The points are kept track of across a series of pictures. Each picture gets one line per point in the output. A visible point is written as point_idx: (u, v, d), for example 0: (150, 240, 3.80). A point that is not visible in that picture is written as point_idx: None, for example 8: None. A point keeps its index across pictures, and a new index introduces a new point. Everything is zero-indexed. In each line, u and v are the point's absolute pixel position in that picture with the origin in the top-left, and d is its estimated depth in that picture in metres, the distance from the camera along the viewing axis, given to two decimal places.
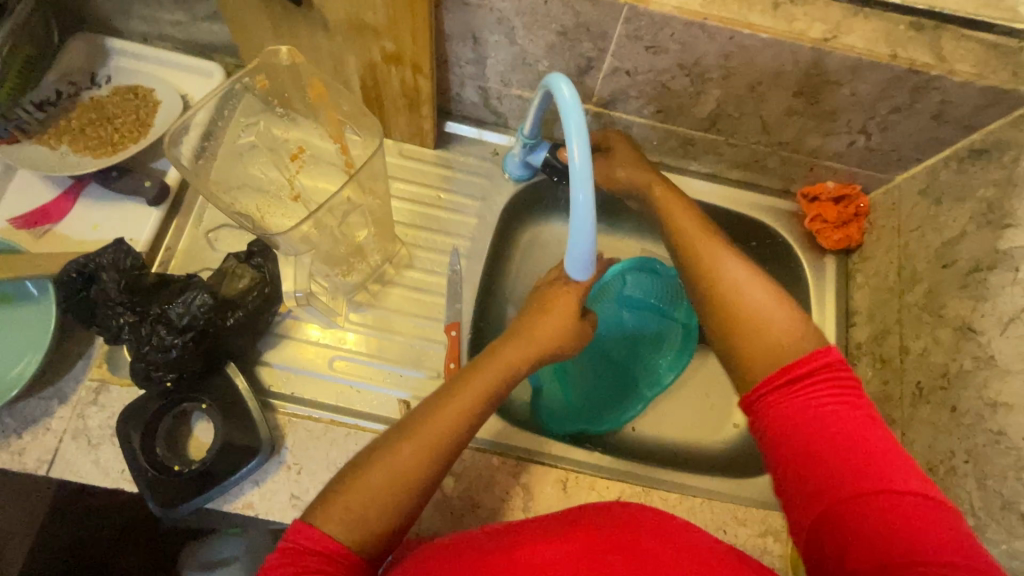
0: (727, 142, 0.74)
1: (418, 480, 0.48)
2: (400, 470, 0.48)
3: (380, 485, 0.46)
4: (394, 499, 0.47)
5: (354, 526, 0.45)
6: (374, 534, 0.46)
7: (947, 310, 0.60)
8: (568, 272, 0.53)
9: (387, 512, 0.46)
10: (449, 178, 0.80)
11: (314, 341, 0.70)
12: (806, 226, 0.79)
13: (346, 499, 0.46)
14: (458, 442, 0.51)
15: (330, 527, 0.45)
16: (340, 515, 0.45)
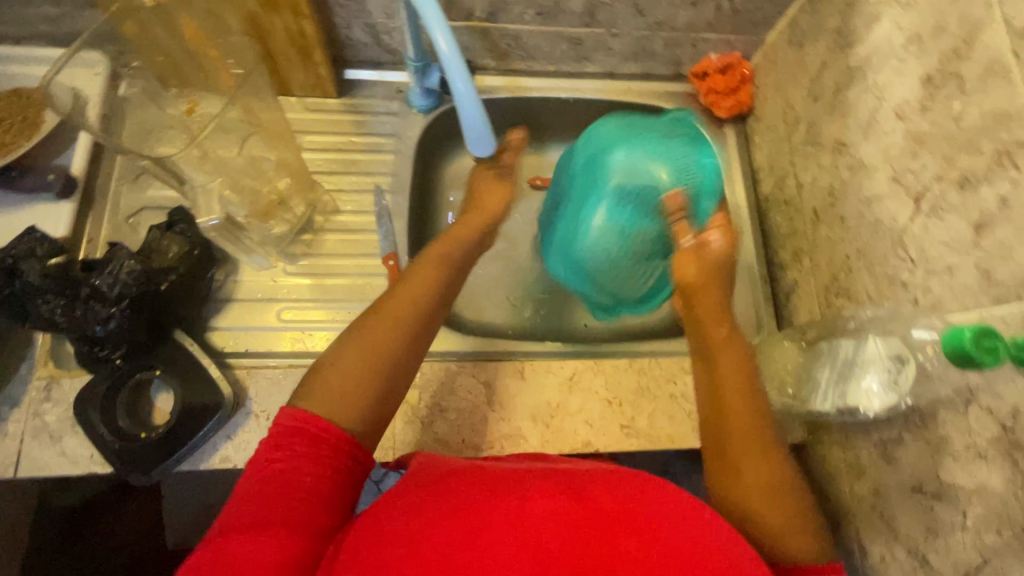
0: (611, 33, 0.78)
1: (397, 351, 0.51)
2: (385, 346, 0.51)
3: (358, 361, 0.50)
4: (374, 374, 0.50)
5: (339, 403, 0.48)
6: (363, 409, 0.49)
7: (824, 136, 0.66)
8: (474, 155, 0.56)
9: (377, 388, 0.50)
10: (360, 123, 0.82)
11: (259, 298, 0.72)
12: (702, 102, 0.85)
13: (337, 378, 0.49)
14: (424, 314, 0.54)
15: (326, 408, 0.48)
16: (325, 395, 0.48)
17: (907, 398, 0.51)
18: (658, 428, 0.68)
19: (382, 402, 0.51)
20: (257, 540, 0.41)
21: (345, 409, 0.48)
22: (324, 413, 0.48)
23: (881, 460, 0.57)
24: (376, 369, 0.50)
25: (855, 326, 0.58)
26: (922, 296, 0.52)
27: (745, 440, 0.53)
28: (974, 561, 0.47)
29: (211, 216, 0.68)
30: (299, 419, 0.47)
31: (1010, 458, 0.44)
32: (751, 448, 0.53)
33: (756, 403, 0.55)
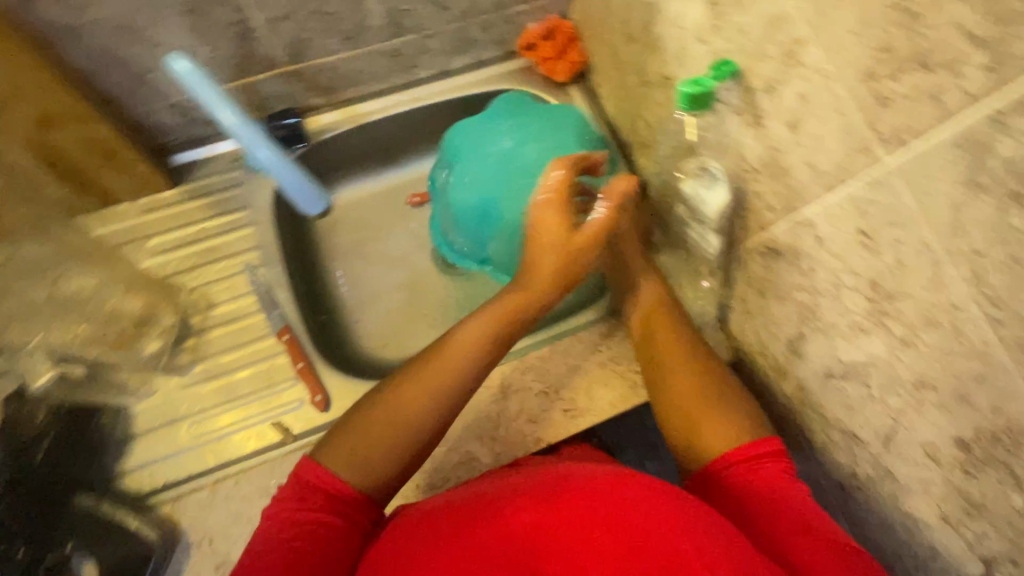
0: (425, 36, 0.77)
1: (425, 415, 0.54)
2: (446, 364, 0.56)
3: (380, 423, 0.54)
4: (401, 434, 0.54)
5: (359, 459, 0.52)
6: (382, 466, 0.53)
7: (651, 74, 0.68)
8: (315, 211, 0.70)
9: (405, 439, 0.54)
10: (206, 205, 0.77)
11: (161, 424, 0.67)
12: (540, 73, 0.85)
13: (376, 413, 0.54)
14: (477, 366, 0.57)
15: (336, 463, 0.52)
16: (347, 456, 0.52)
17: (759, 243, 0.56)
18: (599, 400, 0.69)
19: (405, 444, 0.54)
20: None
21: (385, 454, 0.53)
22: (335, 467, 0.52)
23: (794, 358, 0.60)
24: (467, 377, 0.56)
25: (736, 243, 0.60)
26: (774, 201, 0.54)
27: (675, 358, 0.60)
28: (889, 424, 0.50)
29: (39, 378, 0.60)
30: (306, 475, 0.51)
31: (884, 325, 0.46)
32: (678, 362, 0.60)
33: (679, 332, 0.63)
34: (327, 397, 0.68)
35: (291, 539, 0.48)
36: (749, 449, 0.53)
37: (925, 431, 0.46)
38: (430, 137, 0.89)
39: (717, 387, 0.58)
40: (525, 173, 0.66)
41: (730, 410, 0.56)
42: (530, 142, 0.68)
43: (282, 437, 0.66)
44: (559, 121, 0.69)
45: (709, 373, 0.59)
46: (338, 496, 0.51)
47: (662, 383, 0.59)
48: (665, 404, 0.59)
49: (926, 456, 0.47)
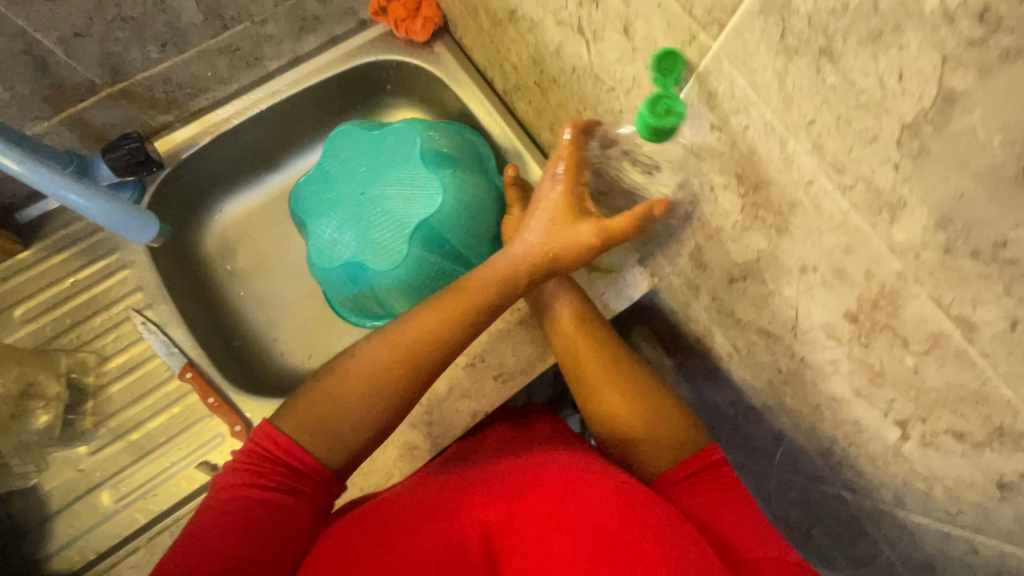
0: (257, 22, 0.70)
1: (386, 411, 0.50)
2: (381, 351, 0.51)
3: (351, 390, 0.50)
4: (363, 415, 0.49)
5: (319, 430, 0.49)
6: (340, 442, 0.49)
7: (499, 10, 0.63)
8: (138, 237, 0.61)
9: (364, 422, 0.50)
10: (72, 258, 0.71)
11: (80, 495, 0.63)
12: (399, 36, 0.79)
13: (320, 404, 0.49)
14: (445, 353, 0.52)
15: (296, 426, 0.49)
16: (308, 431, 0.48)
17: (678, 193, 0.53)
18: (527, 358, 0.67)
19: (342, 447, 0.49)
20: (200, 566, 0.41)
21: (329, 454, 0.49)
22: (293, 431, 0.48)
23: (700, 271, 0.59)
24: (411, 370, 0.51)
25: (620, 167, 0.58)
26: (637, 115, 0.51)
27: (606, 378, 0.55)
28: (791, 314, 0.49)
29: None
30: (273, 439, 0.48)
31: (759, 217, 0.45)
32: (613, 383, 0.54)
33: (606, 345, 0.56)
34: (248, 425, 0.64)
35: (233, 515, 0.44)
36: (693, 465, 0.50)
37: (821, 312, 0.45)
38: (304, 130, 0.83)
39: (655, 403, 0.54)
40: (380, 219, 0.67)
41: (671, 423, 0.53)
42: (376, 185, 0.68)
43: (212, 476, 0.63)
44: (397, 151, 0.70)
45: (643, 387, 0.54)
46: (282, 500, 0.46)
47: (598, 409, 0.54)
48: (608, 428, 0.54)
49: (829, 338, 0.46)
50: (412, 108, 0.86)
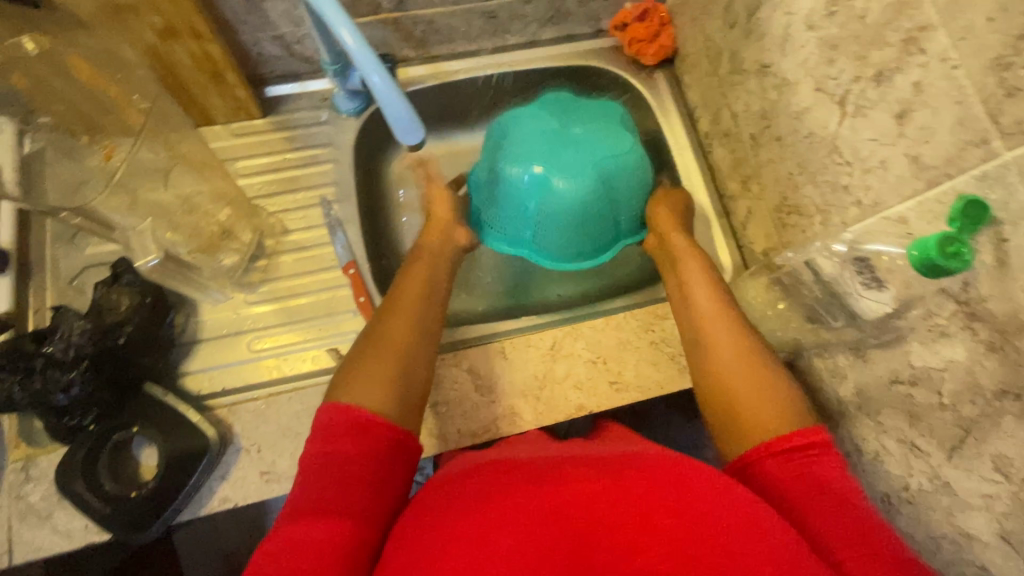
0: (522, 1, 0.78)
1: (422, 359, 0.59)
2: (407, 329, 0.60)
3: (383, 359, 0.56)
4: (408, 363, 0.57)
5: (380, 388, 0.54)
6: (400, 393, 0.55)
7: (747, 61, 0.67)
8: (405, 142, 0.54)
9: (410, 369, 0.57)
10: (293, 138, 0.80)
11: (226, 334, 0.70)
12: (627, 54, 0.85)
13: (374, 362, 0.56)
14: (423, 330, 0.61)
15: (368, 387, 0.54)
16: (372, 385, 0.54)
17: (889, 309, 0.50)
18: (645, 377, 0.69)
19: (396, 392, 0.55)
20: (306, 529, 0.46)
21: (379, 393, 0.54)
22: (368, 402, 0.53)
23: (857, 362, 0.59)
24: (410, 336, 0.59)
25: (822, 237, 0.59)
26: (864, 196, 0.53)
27: (717, 324, 0.60)
28: (957, 434, 0.48)
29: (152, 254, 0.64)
30: (332, 412, 0.52)
31: (969, 329, 0.45)
32: (718, 328, 0.59)
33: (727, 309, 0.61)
34: None
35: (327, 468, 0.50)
36: (797, 442, 0.50)
37: (999, 443, 0.45)
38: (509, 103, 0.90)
39: (754, 364, 0.56)
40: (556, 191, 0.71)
41: (773, 387, 0.55)
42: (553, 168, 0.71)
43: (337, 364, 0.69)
44: (605, 117, 0.76)
45: (765, 359, 0.57)
46: (376, 450, 0.51)
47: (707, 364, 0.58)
48: (704, 378, 0.58)
49: (995, 471, 0.46)
50: None
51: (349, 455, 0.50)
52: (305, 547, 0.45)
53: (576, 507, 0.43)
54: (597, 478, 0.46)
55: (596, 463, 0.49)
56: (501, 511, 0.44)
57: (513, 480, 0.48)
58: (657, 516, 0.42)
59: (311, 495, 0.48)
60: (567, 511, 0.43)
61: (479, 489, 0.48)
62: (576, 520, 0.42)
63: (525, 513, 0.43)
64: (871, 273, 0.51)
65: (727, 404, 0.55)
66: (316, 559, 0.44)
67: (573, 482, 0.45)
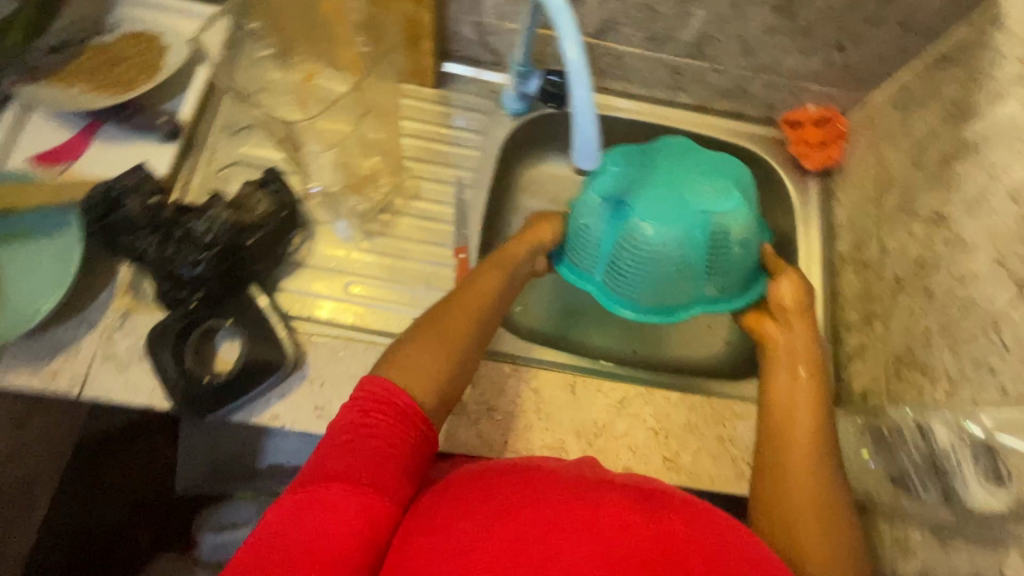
0: (713, 69, 0.79)
1: (466, 355, 0.61)
2: (459, 325, 0.62)
3: (428, 349, 0.58)
4: (452, 356, 0.59)
5: (421, 379, 0.56)
6: (436, 385, 0.56)
7: (921, 204, 0.66)
8: (576, 164, 0.55)
9: (450, 364, 0.58)
10: (451, 115, 0.83)
11: (330, 268, 0.74)
12: (790, 151, 0.84)
13: (419, 353, 0.58)
14: (477, 336, 0.63)
15: (407, 381, 0.55)
16: (412, 372, 0.56)
17: (1001, 507, 0.48)
18: (702, 468, 0.67)
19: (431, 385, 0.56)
20: (332, 494, 0.46)
21: (420, 383, 0.55)
22: (405, 387, 0.55)
23: (934, 544, 0.55)
24: (459, 334, 0.61)
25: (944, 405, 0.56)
26: (1011, 384, 0.50)
27: (803, 439, 0.59)
28: None
29: (316, 183, 0.74)
30: (373, 385, 0.53)
31: None
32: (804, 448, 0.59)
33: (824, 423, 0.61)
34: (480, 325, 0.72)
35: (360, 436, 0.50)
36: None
37: None
38: None
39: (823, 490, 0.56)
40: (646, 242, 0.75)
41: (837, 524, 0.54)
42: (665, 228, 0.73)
43: None
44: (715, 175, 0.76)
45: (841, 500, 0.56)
46: (403, 432, 0.52)
47: (777, 468, 0.58)
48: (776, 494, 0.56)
49: None
50: None
51: (381, 430, 0.51)
52: (332, 512, 0.45)
53: (614, 532, 0.41)
54: (629, 505, 0.44)
55: (630, 489, 0.47)
56: (532, 519, 0.43)
57: (543, 487, 0.46)
58: (685, 561, 0.40)
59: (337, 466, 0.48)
60: (600, 537, 0.41)
61: (508, 489, 0.47)
62: (600, 546, 0.41)
63: (556, 529, 0.42)
64: (996, 462, 0.49)
65: (778, 510, 0.55)
66: (344, 538, 0.44)
67: (604, 503, 0.44)
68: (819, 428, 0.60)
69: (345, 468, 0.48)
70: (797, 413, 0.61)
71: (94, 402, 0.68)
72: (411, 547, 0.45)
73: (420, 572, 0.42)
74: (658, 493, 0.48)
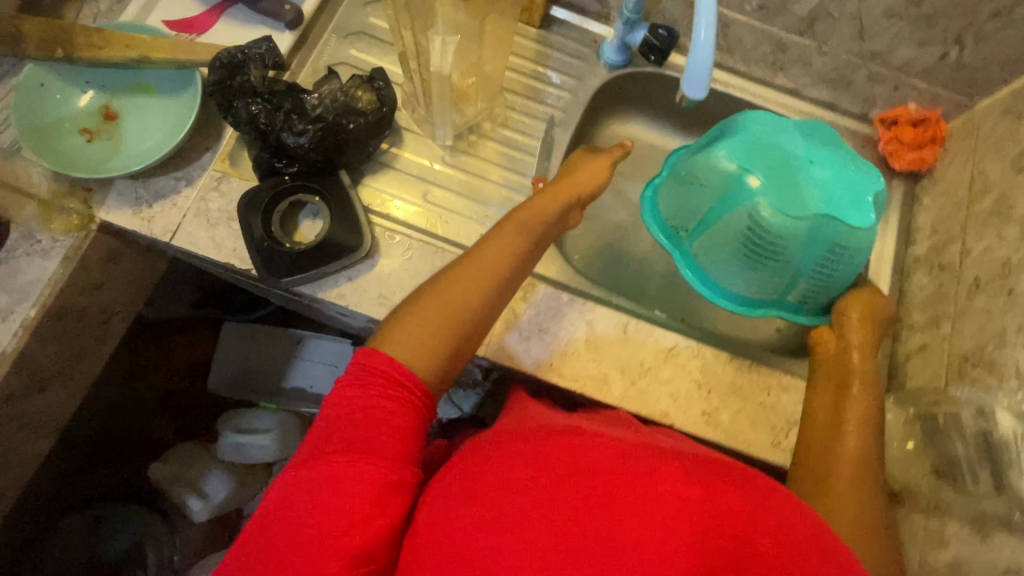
0: (819, 50, 0.78)
1: (471, 326, 0.56)
2: (464, 294, 0.56)
3: (431, 317, 0.54)
4: (453, 326, 0.55)
5: (418, 351, 0.52)
6: (434, 358, 0.53)
7: (1017, 208, 0.64)
8: (684, 92, 0.56)
9: (453, 335, 0.54)
10: (548, 56, 0.85)
11: (412, 174, 0.77)
12: (880, 149, 0.83)
13: (416, 321, 0.54)
14: (489, 300, 0.58)
15: (399, 351, 0.52)
16: (409, 343, 0.52)
17: None
18: (739, 429, 0.67)
19: (426, 356, 0.53)
20: (344, 463, 0.45)
21: (416, 353, 0.52)
22: (398, 357, 0.52)
23: (972, 536, 0.54)
24: (461, 304, 0.56)
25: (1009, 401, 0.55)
26: None
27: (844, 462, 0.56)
28: None
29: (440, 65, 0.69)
30: (367, 359, 0.51)
31: None
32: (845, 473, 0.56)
33: (866, 445, 0.58)
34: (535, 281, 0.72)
35: (360, 409, 0.48)
36: None
37: None
38: None
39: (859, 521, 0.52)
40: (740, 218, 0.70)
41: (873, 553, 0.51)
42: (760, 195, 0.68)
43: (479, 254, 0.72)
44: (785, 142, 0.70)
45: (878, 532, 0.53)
46: (402, 401, 0.50)
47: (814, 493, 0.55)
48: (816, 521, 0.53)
49: None
50: None
51: (383, 403, 0.49)
52: (344, 479, 0.45)
53: (662, 497, 0.41)
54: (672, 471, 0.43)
55: (672, 456, 0.46)
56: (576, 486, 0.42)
57: (581, 452, 0.46)
58: (734, 531, 0.40)
59: (336, 439, 0.47)
60: (648, 508, 0.40)
61: (547, 455, 0.46)
62: (645, 509, 0.40)
63: (602, 498, 0.42)
64: None
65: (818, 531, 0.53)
66: (359, 498, 0.44)
67: (647, 471, 0.43)
68: (862, 448, 0.58)
69: (351, 440, 0.46)
70: (848, 439, 0.58)
71: (179, 253, 0.73)
72: (448, 514, 0.44)
73: (459, 532, 0.42)
74: (702, 462, 0.47)
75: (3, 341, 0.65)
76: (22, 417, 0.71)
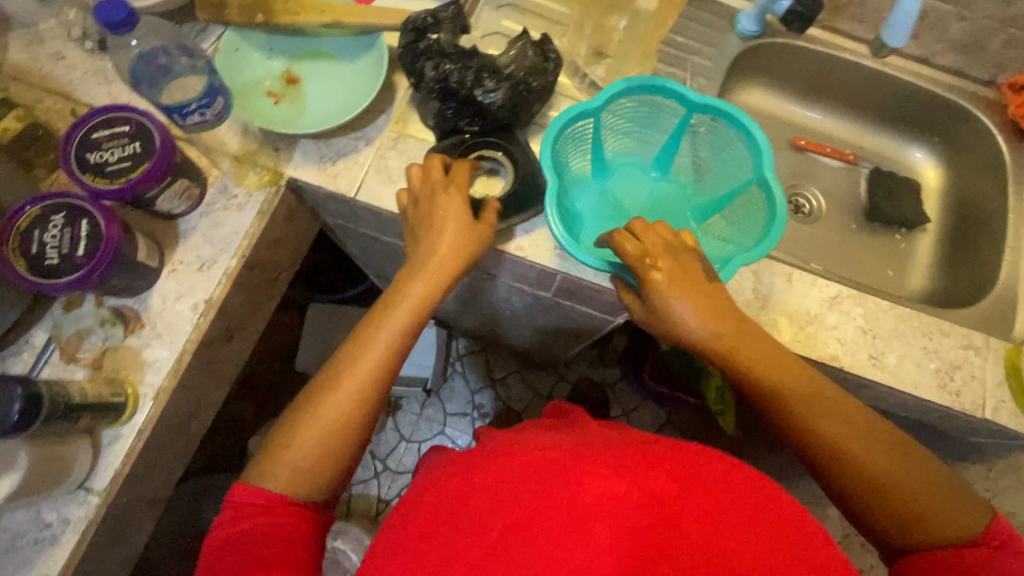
0: (959, 15, 0.82)
1: (354, 437, 0.57)
2: (332, 411, 0.56)
3: (312, 440, 0.55)
4: (335, 442, 0.55)
5: (303, 474, 0.54)
6: (328, 475, 0.55)
7: None
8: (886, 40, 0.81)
9: (338, 445, 0.55)
10: (685, 28, 0.89)
11: None
12: (1009, 113, 0.86)
13: (303, 442, 0.54)
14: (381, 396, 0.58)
15: (281, 479, 0.53)
16: (284, 472, 0.53)
17: None
18: (906, 372, 0.70)
19: (316, 484, 0.54)
20: None
21: (301, 477, 0.54)
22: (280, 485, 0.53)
23: None
24: (318, 414, 0.56)
25: None
26: None
27: (854, 448, 0.53)
28: None
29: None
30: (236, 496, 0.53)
31: None
32: (860, 453, 0.53)
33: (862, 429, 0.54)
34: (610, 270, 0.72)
35: (243, 537, 0.50)
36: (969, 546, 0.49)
37: None
38: (863, 102, 0.96)
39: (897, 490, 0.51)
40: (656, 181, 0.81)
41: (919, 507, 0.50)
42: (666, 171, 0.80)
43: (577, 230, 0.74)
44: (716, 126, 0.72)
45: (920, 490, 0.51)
46: (271, 516, 0.52)
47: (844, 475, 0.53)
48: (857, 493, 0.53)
49: None
50: (936, 162, 0.96)
51: (255, 521, 0.51)
52: None
53: (582, 505, 0.40)
54: (572, 471, 0.42)
55: (584, 453, 0.45)
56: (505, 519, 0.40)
57: (499, 473, 0.45)
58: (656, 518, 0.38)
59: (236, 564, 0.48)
60: (581, 525, 0.39)
61: (472, 481, 0.45)
62: (569, 521, 0.39)
63: (553, 521, 0.40)
64: None
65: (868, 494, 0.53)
66: None
67: (564, 477, 0.42)
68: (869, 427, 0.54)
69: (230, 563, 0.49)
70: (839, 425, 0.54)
71: (357, 209, 0.77)
72: (390, 559, 0.44)
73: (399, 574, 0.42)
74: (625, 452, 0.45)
75: (210, 288, 0.69)
76: (215, 363, 0.75)
